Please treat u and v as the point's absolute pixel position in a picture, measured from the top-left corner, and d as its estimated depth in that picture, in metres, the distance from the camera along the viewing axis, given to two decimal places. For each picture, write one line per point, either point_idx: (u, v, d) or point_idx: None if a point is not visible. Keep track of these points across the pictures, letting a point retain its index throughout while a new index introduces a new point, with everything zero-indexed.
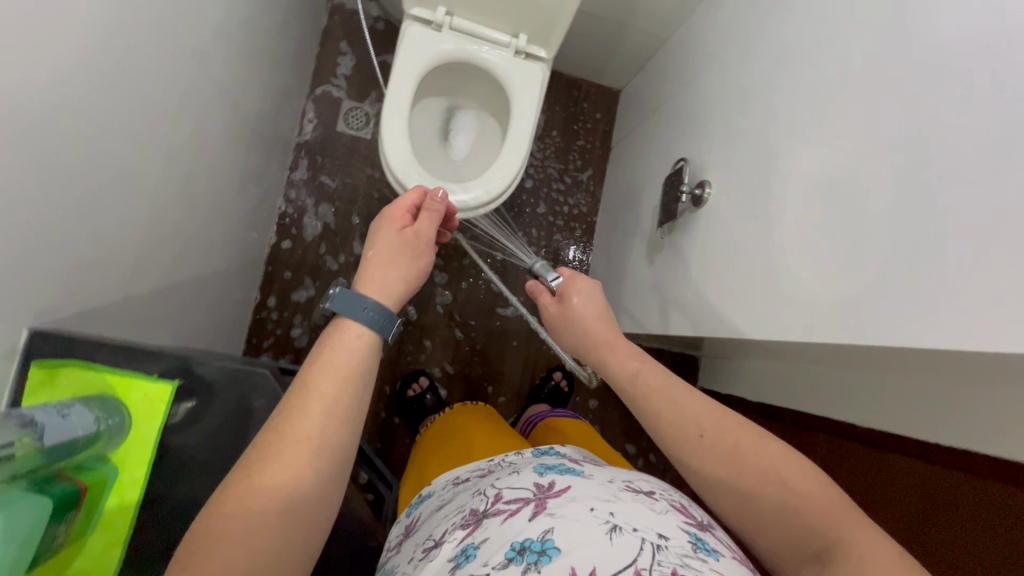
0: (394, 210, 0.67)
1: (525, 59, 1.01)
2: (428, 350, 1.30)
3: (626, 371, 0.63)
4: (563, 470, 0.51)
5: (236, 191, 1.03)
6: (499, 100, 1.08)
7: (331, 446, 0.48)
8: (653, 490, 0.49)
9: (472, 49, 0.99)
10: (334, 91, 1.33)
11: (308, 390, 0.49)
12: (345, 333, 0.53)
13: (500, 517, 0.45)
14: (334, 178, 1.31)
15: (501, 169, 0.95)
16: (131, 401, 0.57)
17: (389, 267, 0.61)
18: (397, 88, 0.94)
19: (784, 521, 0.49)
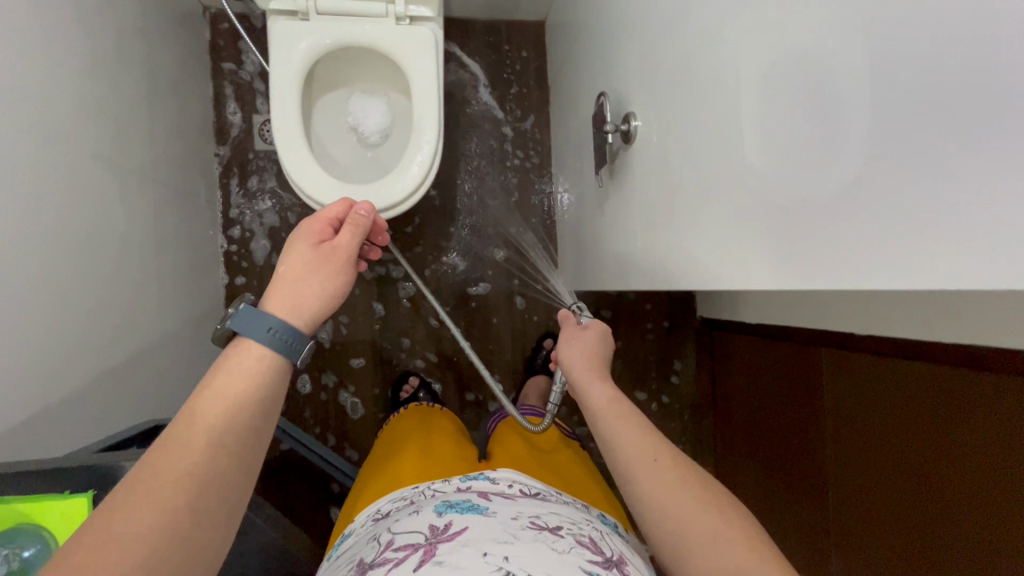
0: (315, 223, 0.60)
1: (409, 25, 0.90)
2: (409, 346, 1.26)
3: (610, 386, 0.61)
4: (467, 506, 0.46)
5: (160, 244, 0.96)
6: (401, 77, 0.99)
7: (217, 471, 0.44)
8: (559, 526, 0.44)
9: (347, 30, 0.89)
10: (239, 104, 1.22)
11: (191, 416, 0.45)
12: (242, 356, 0.48)
13: (385, 567, 0.39)
14: (265, 196, 1.22)
15: (415, 155, 0.88)
16: (49, 524, 0.50)
17: (300, 284, 0.54)
18: (280, 95, 0.86)
19: (698, 556, 0.45)
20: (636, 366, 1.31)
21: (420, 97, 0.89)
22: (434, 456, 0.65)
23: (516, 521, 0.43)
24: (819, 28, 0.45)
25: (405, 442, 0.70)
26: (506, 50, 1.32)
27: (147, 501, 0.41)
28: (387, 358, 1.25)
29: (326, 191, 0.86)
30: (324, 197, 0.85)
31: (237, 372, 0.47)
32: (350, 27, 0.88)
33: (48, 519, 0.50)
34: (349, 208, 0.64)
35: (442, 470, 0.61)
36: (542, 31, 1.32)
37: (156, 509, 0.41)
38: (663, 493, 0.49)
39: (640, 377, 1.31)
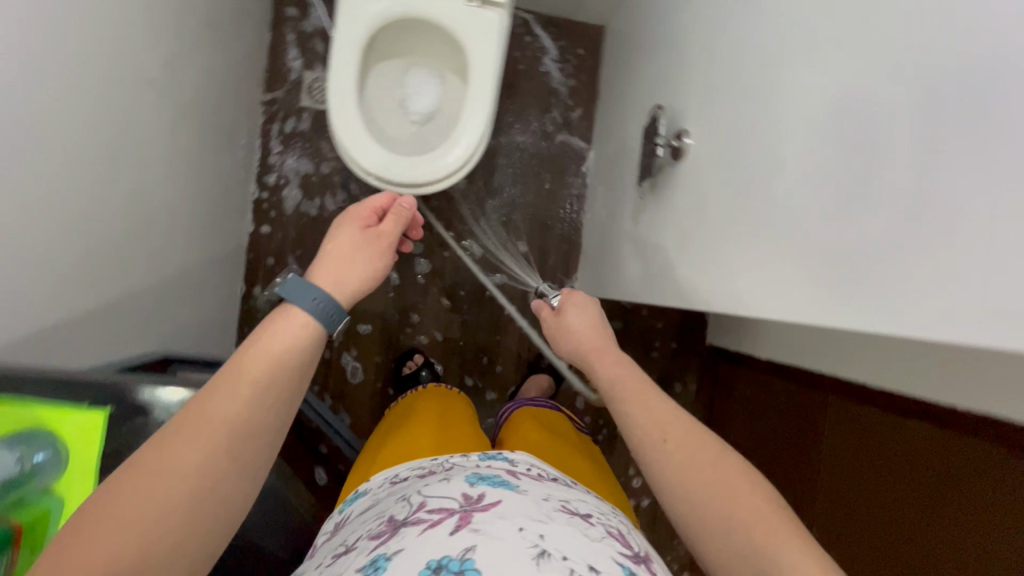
0: (361, 211, 0.65)
1: (479, 8, 0.90)
2: (418, 322, 1.27)
3: (619, 369, 0.61)
4: (497, 481, 0.48)
5: (194, 182, 0.96)
6: (458, 58, 0.99)
7: (256, 429, 0.45)
8: (589, 513, 0.47)
9: (417, 3, 0.89)
10: (292, 58, 1.23)
11: (237, 373, 0.46)
12: (288, 321, 0.50)
13: (419, 527, 0.42)
14: (303, 152, 1.22)
15: (463, 136, 0.88)
16: (64, 434, 0.52)
17: (347, 262, 0.58)
18: (342, 55, 0.87)
19: (724, 536, 0.45)
20: None
21: (476, 80, 0.89)
22: (448, 436, 0.68)
23: (547, 502, 0.46)
24: (908, 80, 0.45)
25: (420, 419, 0.74)
26: (562, 47, 1.31)
27: (191, 450, 0.42)
28: (394, 332, 1.26)
29: (371, 156, 0.87)
30: (367, 162, 0.86)
31: (279, 335, 0.48)
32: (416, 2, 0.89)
33: (65, 429, 0.52)
34: (392, 201, 0.68)
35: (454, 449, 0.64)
36: (601, 35, 1.32)
37: (200, 460, 0.42)
38: (686, 473, 0.49)
39: None
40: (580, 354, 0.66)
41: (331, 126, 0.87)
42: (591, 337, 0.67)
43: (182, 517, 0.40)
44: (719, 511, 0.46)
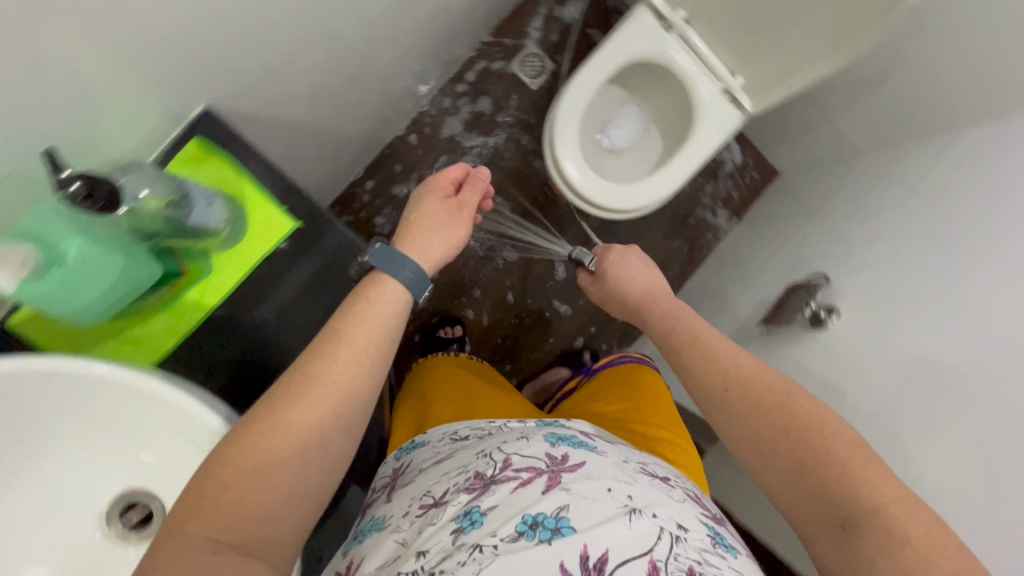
0: (437, 180, 0.64)
1: (726, 101, 0.96)
2: (475, 299, 1.27)
3: (671, 322, 0.70)
4: (575, 443, 0.53)
5: (396, 67, 0.98)
6: (670, 110, 1.04)
7: (358, 392, 0.48)
8: (665, 478, 0.52)
9: (682, 62, 0.95)
10: (529, 26, 1.28)
11: (339, 338, 0.49)
12: (381, 288, 0.53)
13: (511, 483, 0.46)
14: (485, 102, 1.26)
15: (644, 189, 0.94)
16: (253, 218, 0.56)
17: (433, 232, 0.60)
18: (598, 61, 0.94)
19: (800, 477, 0.50)
20: None
21: (684, 155, 0.95)
22: (493, 413, 0.74)
23: (627, 465, 0.50)
24: None
25: (461, 393, 0.81)
26: None
27: (307, 406, 0.45)
28: (449, 296, 1.26)
29: (565, 149, 0.94)
30: (559, 151, 0.94)
31: (379, 311, 0.52)
32: (668, 47, 0.94)
33: (256, 215, 0.57)
34: (467, 171, 0.68)
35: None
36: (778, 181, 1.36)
37: (314, 414, 0.45)
38: (749, 426, 0.56)
39: None
40: (635, 304, 0.77)
41: (545, 126, 0.96)
42: (641, 286, 0.77)
43: (298, 471, 0.44)
44: (796, 447, 0.51)
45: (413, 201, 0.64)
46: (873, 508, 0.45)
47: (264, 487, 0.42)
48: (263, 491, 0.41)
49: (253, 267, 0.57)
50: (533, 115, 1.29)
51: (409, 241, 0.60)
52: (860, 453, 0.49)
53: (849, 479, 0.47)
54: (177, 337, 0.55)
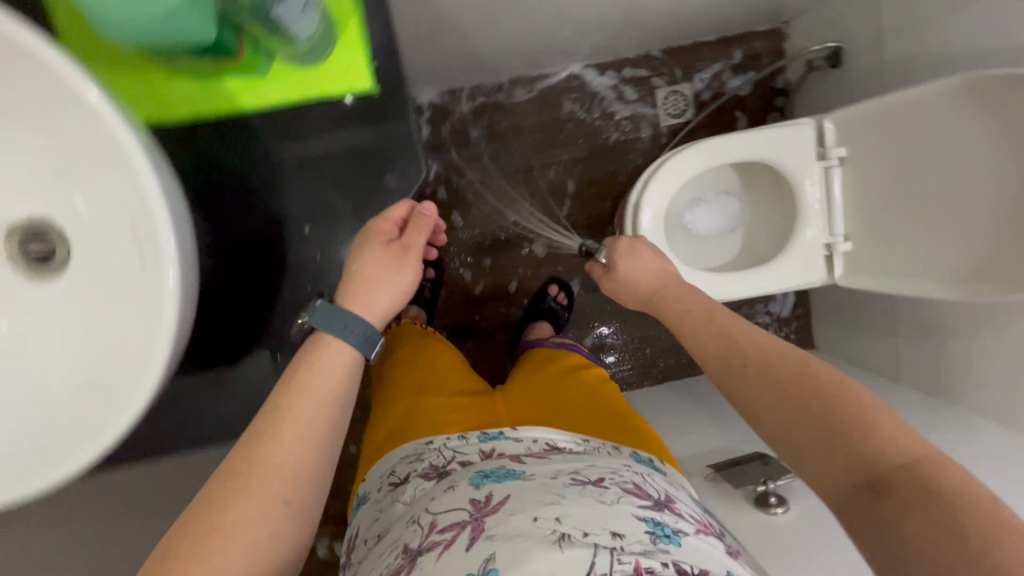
0: (376, 222, 0.58)
1: (821, 256, 0.90)
2: (478, 265, 1.22)
3: (683, 305, 0.72)
4: (504, 473, 0.58)
5: (557, 22, 0.91)
6: (764, 196, 0.99)
7: (307, 467, 0.50)
8: (600, 479, 0.56)
9: (809, 196, 0.89)
10: (695, 68, 1.21)
11: (284, 414, 0.51)
12: (324, 352, 0.54)
13: (435, 549, 0.49)
14: (610, 106, 1.20)
15: (693, 281, 0.90)
16: (338, 54, 0.50)
17: (375, 289, 0.57)
18: (734, 142, 0.89)
19: (826, 439, 0.46)
20: None
21: (748, 276, 0.90)
22: (444, 402, 0.78)
23: (558, 480, 0.56)
24: None
25: (417, 381, 0.83)
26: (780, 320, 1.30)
27: (251, 494, 0.47)
28: (458, 251, 1.21)
29: (652, 198, 0.91)
30: (645, 197, 0.91)
31: (322, 369, 0.53)
32: (778, 151, 0.88)
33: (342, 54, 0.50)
34: (412, 207, 0.61)
35: (443, 419, 0.74)
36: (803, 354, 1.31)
37: (258, 502, 0.47)
38: (765, 394, 0.53)
39: None
40: (651, 297, 0.77)
41: (644, 171, 0.94)
42: (653, 276, 0.79)
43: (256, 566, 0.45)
44: (826, 409, 0.48)
45: (354, 250, 0.58)
46: (906, 464, 0.42)
47: None
48: None
49: (303, 97, 0.50)
50: (642, 147, 1.23)
51: (349, 301, 0.57)
52: (877, 414, 0.46)
53: (881, 448, 0.43)
54: (187, 113, 0.49)
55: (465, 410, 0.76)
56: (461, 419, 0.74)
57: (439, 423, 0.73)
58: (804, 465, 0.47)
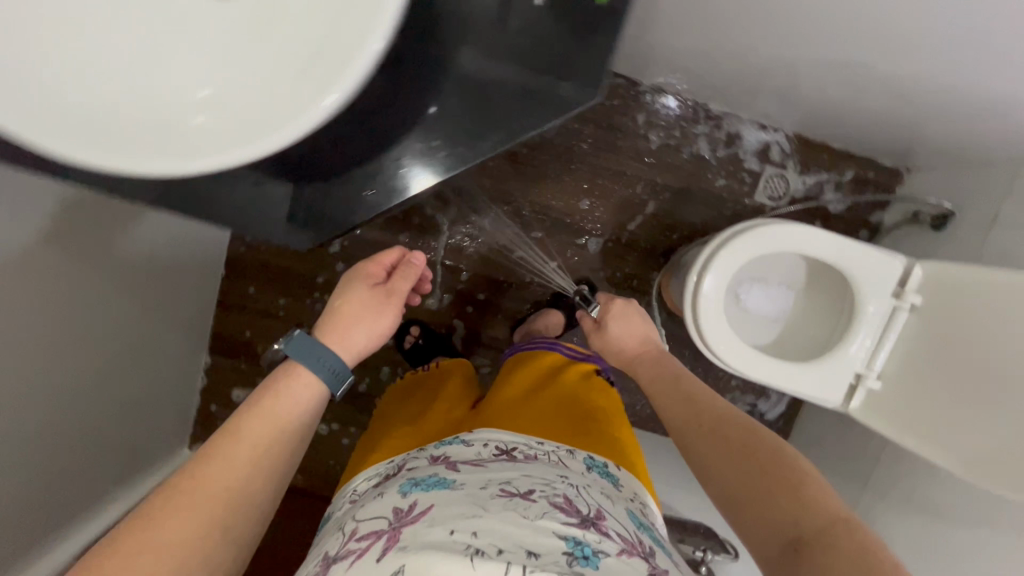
0: (371, 268, 0.75)
1: (849, 382, 0.92)
2: (529, 236, 1.22)
3: (656, 368, 0.86)
4: (432, 481, 0.54)
5: (724, 50, 0.92)
6: (820, 305, 1.00)
7: (248, 491, 0.56)
8: (531, 490, 0.51)
9: (864, 324, 0.90)
10: (807, 166, 1.22)
11: (239, 434, 0.58)
12: (289, 379, 0.64)
13: (348, 559, 0.45)
14: (718, 157, 1.21)
15: (725, 345, 0.92)
16: None
17: (357, 322, 0.70)
18: (823, 242, 0.90)
19: (771, 509, 0.59)
20: None
21: (777, 366, 0.92)
22: (419, 426, 0.78)
23: (487, 490, 0.50)
24: None
25: (405, 407, 0.87)
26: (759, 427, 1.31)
27: (188, 513, 0.52)
28: (519, 209, 1.21)
29: (724, 254, 0.92)
30: (719, 250, 0.92)
31: (288, 406, 0.62)
32: (837, 256, 0.90)
33: None
34: (402, 256, 0.79)
35: (413, 439, 0.75)
36: None
37: (194, 522, 0.52)
38: (728, 474, 0.65)
39: None
40: (626, 360, 0.91)
41: (726, 229, 0.95)
42: (637, 344, 0.91)
43: None
44: (774, 495, 0.59)
45: (342, 287, 0.73)
46: (829, 529, 0.54)
47: None
48: None
49: None
50: (725, 208, 1.23)
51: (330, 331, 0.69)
52: (807, 482, 0.60)
53: (815, 527, 0.55)
54: None
55: (427, 424, 0.78)
56: (422, 435, 0.75)
57: (404, 445, 0.74)
58: (749, 525, 0.60)
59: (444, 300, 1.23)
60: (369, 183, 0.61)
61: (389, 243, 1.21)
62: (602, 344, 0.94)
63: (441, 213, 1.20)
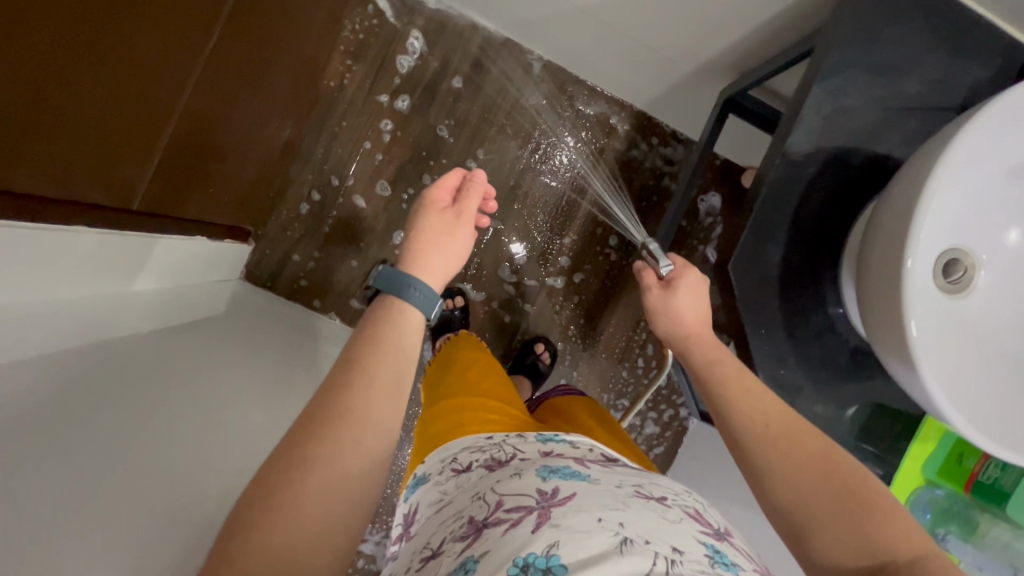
0: (436, 190, 0.69)
1: None
2: (567, 363, 1.28)
3: (715, 353, 0.64)
4: (563, 472, 0.56)
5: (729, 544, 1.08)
6: None
7: (381, 405, 0.46)
8: (661, 495, 0.55)
9: None
10: None
11: (363, 359, 0.48)
12: (401, 311, 0.54)
13: (502, 525, 0.50)
14: None
15: None
16: (910, 470, 0.62)
17: (435, 252, 0.64)
18: None
19: (852, 528, 0.47)
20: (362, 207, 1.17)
21: None
22: (495, 409, 0.75)
23: (624, 489, 0.54)
24: None
25: (462, 377, 0.82)
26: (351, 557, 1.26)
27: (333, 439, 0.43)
28: (583, 355, 1.28)
29: None
30: None
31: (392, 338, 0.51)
32: None
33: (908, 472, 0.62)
34: (463, 174, 0.71)
35: (493, 421, 0.72)
36: None
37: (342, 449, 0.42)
38: (787, 463, 0.52)
39: (363, 189, 1.17)
40: (684, 336, 0.68)
41: None
42: (700, 320, 0.69)
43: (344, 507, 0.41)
44: (846, 496, 0.49)
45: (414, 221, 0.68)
46: (912, 557, 0.44)
47: (325, 528, 0.40)
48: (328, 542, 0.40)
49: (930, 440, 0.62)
50: None
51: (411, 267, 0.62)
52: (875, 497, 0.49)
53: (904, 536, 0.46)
54: None
55: (500, 411, 0.74)
56: (504, 422, 0.72)
57: (491, 427, 0.70)
58: (821, 544, 0.48)
59: (504, 283, 1.24)
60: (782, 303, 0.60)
61: (568, 236, 1.25)
62: (660, 305, 0.70)
63: (591, 288, 1.27)
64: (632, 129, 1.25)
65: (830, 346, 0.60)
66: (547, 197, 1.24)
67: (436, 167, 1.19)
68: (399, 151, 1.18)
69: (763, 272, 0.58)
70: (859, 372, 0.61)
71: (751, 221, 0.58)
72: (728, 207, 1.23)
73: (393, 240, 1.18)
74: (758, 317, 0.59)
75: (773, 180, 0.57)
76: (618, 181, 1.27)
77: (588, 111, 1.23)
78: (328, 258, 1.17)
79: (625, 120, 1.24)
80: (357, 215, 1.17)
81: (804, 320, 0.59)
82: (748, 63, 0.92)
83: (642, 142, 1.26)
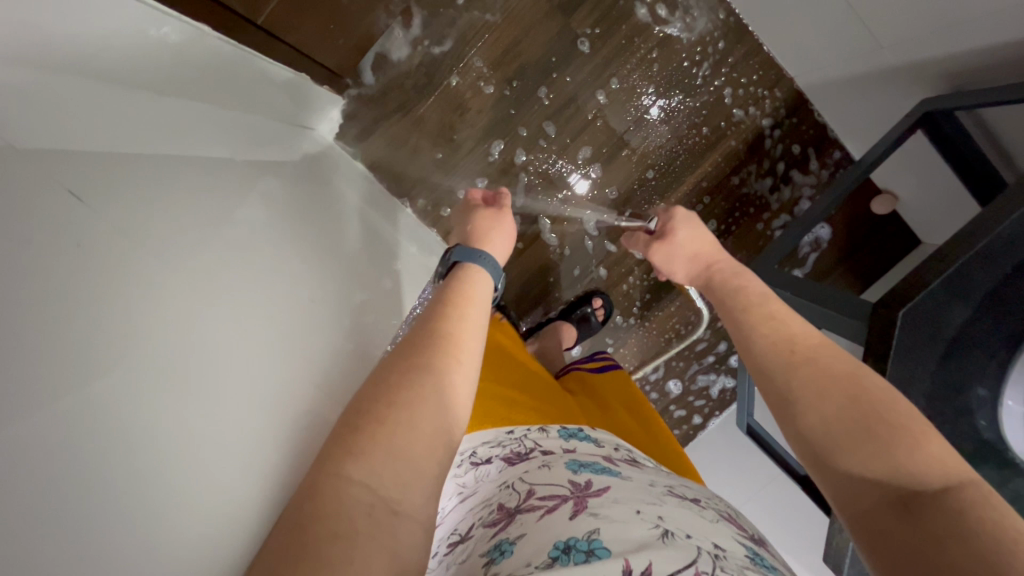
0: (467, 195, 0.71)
1: None
2: (614, 332, 1.21)
3: (739, 281, 0.60)
4: (597, 465, 0.48)
5: None
6: None
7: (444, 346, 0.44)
8: (694, 497, 0.47)
9: None
10: None
11: (430, 315, 0.48)
12: (472, 272, 0.57)
13: (535, 512, 0.41)
14: None
15: None
16: None
17: (494, 231, 0.66)
18: None
19: (876, 454, 0.40)
20: (469, 101, 1.07)
21: None
22: (526, 393, 0.65)
23: (656, 486, 0.46)
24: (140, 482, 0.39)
25: (499, 352, 0.74)
26: None
27: (401, 370, 0.41)
28: (629, 326, 1.21)
29: None
30: None
31: (460, 294, 0.51)
32: None
33: None
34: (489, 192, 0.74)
35: (527, 407, 0.62)
36: None
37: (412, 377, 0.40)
38: (816, 383, 0.45)
39: (474, 81, 1.06)
40: (707, 265, 0.65)
41: None
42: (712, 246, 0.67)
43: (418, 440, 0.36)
44: (874, 416, 0.41)
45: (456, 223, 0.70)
46: (942, 490, 0.36)
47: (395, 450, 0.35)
48: (395, 458, 0.35)
49: None
50: None
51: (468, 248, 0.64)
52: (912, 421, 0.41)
53: (940, 466, 0.38)
54: None
55: (537, 396, 0.65)
56: (538, 405, 0.63)
57: (520, 412, 0.60)
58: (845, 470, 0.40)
59: (586, 237, 1.16)
60: (943, 368, 0.54)
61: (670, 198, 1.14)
62: (668, 255, 0.69)
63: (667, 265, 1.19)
64: (777, 132, 1.12)
65: (960, 424, 0.56)
66: (660, 154, 1.12)
67: (557, 84, 1.07)
68: (528, 49, 1.05)
69: (934, 333, 0.53)
70: (980, 464, 0.57)
71: (948, 275, 0.50)
72: (840, 232, 1.12)
73: (490, 147, 1.09)
74: (903, 378, 0.54)
75: (994, 239, 0.49)
76: (745, 162, 1.13)
77: (737, 95, 1.09)
78: (417, 141, 1.08)
79: (775, 123, 1.11)
80: (459, 107, 1.07)
81: (950, 395, 0.55)
82: (972, 76, 0.77)
83: (789, 133, 1.12)
